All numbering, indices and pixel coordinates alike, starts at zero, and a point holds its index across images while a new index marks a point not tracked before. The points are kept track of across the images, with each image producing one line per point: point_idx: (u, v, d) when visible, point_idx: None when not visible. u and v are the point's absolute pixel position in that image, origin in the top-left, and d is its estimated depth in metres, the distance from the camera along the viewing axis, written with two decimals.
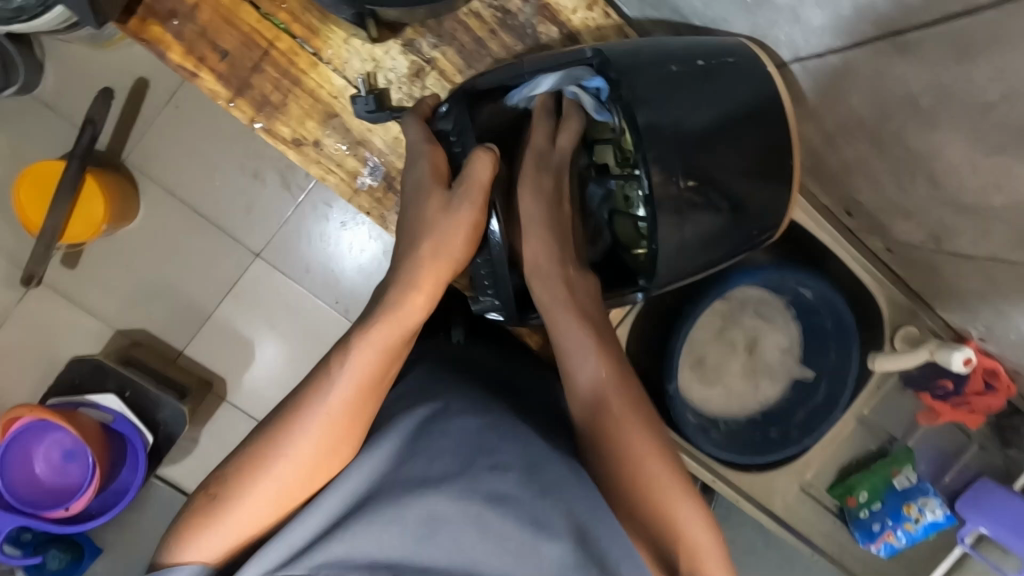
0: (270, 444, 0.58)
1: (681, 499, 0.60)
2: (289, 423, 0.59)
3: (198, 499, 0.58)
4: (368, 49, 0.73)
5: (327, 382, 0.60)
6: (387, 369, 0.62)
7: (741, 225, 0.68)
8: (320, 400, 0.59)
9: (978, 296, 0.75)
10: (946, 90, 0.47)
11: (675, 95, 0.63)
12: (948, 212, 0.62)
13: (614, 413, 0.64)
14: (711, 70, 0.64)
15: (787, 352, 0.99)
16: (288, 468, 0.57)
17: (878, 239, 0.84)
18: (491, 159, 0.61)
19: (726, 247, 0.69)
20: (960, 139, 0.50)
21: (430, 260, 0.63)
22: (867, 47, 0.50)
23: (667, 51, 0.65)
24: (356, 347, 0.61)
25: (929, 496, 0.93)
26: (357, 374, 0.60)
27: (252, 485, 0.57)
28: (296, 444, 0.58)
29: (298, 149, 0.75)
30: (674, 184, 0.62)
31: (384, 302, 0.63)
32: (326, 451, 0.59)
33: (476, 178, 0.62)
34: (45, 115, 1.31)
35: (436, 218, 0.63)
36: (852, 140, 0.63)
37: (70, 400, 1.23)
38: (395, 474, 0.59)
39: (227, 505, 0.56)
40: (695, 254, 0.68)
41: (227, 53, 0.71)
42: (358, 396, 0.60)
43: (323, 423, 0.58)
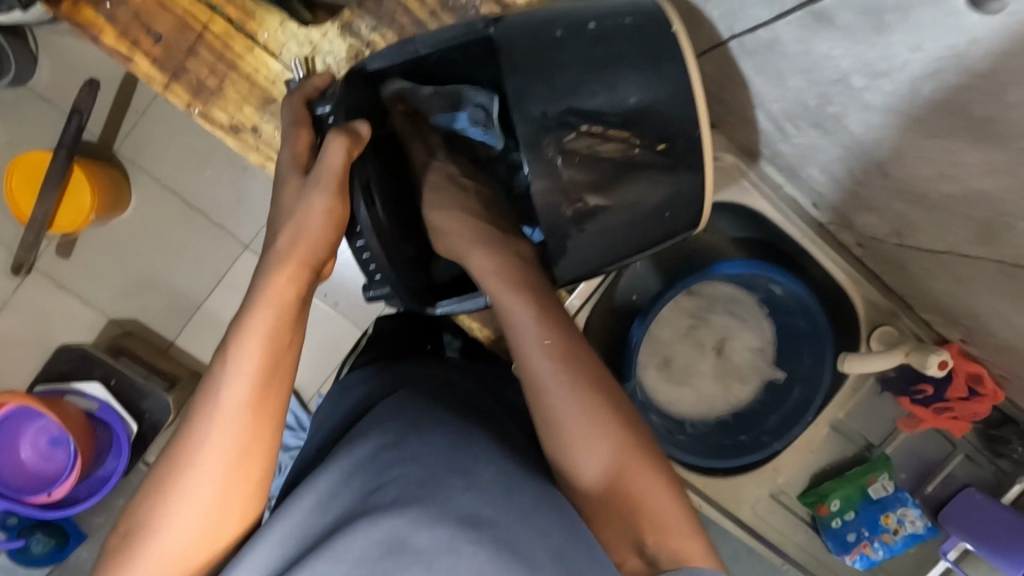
0: (172, 468, 0.50)
1: (652, 482, 0.55)
2: (186, 440, 0.50)
3: (112, 541, 0.50)
4: (304, 33, 0.71)
5: (214, 385, 0.51)
6: (286, 359, 0.54)
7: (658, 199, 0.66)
8: (211, 405, 0.51)
9: (949, 296, 0.70)
10: (876, 69, 0.43)
11: (568, 66, 0.61)
12: (904, 203, 0.57)
13: (587, 416, 0.57)
14: (603, 34, 0.60)
15: (758, 353, 0.95)
16: (200, 489, 0.49)
17: (848, 234, 0.79)
18: (344, 144, 0.57)
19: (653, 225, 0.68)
20: (901, 122, 0.46)
21: (289, 253, 0.56)
22: (791, 20, 0.45)
23: (552, 15, 0.62)
24: (236, 341, 0.52)
25: (907, 506, 0.89)
26: (250, 367, 0.52)
27: (166, 519, 0.48)
28: (199, 460, 0.49)
29: (237, 135, 0.74)
30: (574, 153, 0.63)
31: (254, 288, 0.54)
32: (235, 458, 0.50)
33: (330, 163, 0.57)
34: (36, 105, 1.32)
35: (291, 205, 0.58)
36: (800, 124, 0.59)
37: (58, 388, 1.25)
38: (351, 494, 0.54)
39: (140, 548, 0.48)
40: (613, 231, 0.67)
41: (161, 36, 0.70)
42: (254, 392, 0.51)
43: (221, 430, 0.50)
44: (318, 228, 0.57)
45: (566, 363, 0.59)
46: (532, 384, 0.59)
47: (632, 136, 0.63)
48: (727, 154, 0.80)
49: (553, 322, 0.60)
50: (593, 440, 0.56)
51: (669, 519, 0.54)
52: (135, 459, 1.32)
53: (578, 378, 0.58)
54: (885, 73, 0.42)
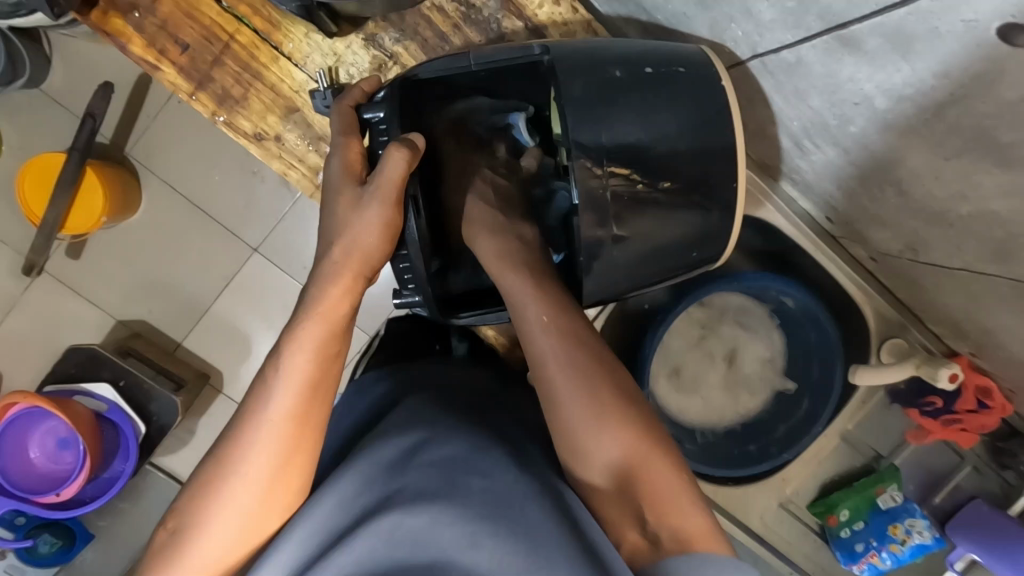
0: (220, 467, 0.52)
1: (667, 479, 0.55)
2: (236, 442, 0.53)
3: (159, 536, 0.52)
4: (329, 44, 0.72)
5: (266, 391, 0.54)
6: (331, 367, 0.57)
7: (681, 235, 0.67)
8: (260, 411, 0.53)
9: (959, 311, 0.71)
10: (899, 93, 0.44)
11: (620, 101, 0.62)
12: (919, 221, 0.58)
13: (579, 388, 0.58)
14: (658, 78, 0.63)
15: (768, 363, 0.96)
16: (250, 488, 0.51)
17: (860, 248, 0.80)
18: (404, 156, 0.58)
19: (668, 259, 0.68)
20: (919, 143, 0.47)
21: (341, 263, 0.59)
22: (816, 44, 0.46)
23: (609, 53, 0.63)
24: (288, 351, 0.55)
25: (915, 517, 0.88)
26: (297, 377, 0.54)
27: (214, 514, 0.51)
28: (248, 460, 0.52)
29: (260, 144, 0.75)
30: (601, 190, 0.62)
31: (309, 298, 0.58)
32: (281, 464, 0.53)
33: (390, 176, 0.58)
34: (50, 108, 1.33)
35: (347, 216, 0.60)
36: (818, 142, 0.61)
37: (66, 389, 1.26)
38: (375, 484, 0.54)
39: (188, 542, 0.50)
40: (624, 268, 0.67)
41: (188, 46, 0.71)
42: (300, 401, 0.54)
43: (268, 436, 0.52)
44: (374, 238, 0.59)
45: (579, 362, 0.59)
46: (538, 366, 0.60)
47: (633, 173, 0.62)
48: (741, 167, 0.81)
49: (555, 306, 0.62)
50: (606, 427, 0.56)
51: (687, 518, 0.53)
52: (142, 461, 1.33)
53: (584, 367, 0.59)
54: (909, 97, 0.43)
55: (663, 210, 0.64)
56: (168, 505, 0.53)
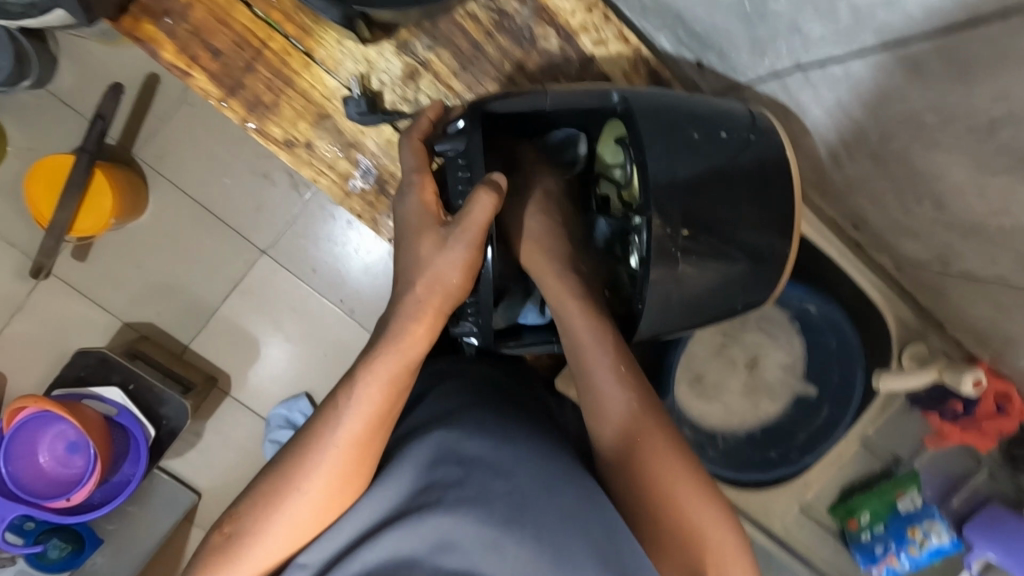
0: (283, 480, 0.53)
1: (695, 496, 0.57)
2: (301, 461, 0.53)
3: (215, 536, 0.53)
4: (361, 50, 0.71)
5: (335, 417, 0.54)
6: (398, 400, 0.57)
7: (723, 279, 0.67)
8: (327, 435, 0.54)
9: (985, 321, 0.72)
10: (950, 110, 0.45)
11: (691, 154, 0.63)
12: (954, 234, 0.59)
13: (618, 381, 0.63)
14: (729, 138, 0.64)
15: (789, 369, 0.96)
16: (308, 508, 0.52)
17: (885, 256, 0.80)
18: (491, 201, 0.56)
19: (709, 309, 0.69)
20: (963, 158, 0.48)
21: (424, 299, 0.59)
22: (868, 59, 0.47)
23: (685, 109, 0.64)
24: (361, 379, 0.56)
25: (934, 520, 0.90)
26: (368, 408, 0.55)
27: (271, 526, 0.52)
28: (312, 481, 0.52)
29: (291, 150, 0.75)
30: (668, 241, 0.62)
31: (394, 329, 0.58)
32: (339, 485, 0.53)
33: (475, 217, 0.57)
34: (60, 109, 1.32)
35: (431, 256, 0.59)
36: (855, 155, 0.61)
37: (74, 392, 1.23)
38: (407, 487, 0.55)
39: (244, 547, 0.52)
40: (670, 311, 0.67)
41: (220, 52, 0.71)
42: (368, 430, 0.55)
43: (332, 461, 0.53)
44: (456, 275, 0.59)
45: (625, 372, 0.63)
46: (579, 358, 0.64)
47: (677, 223, 0.62)
48: None
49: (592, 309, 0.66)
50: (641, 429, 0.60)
51: (710, 538, 0.56)
52: (152, 465, 1.32)
53: (629, 378, 0.63)
54: (961, 114, 0.44)
55: (710, 263, 0.65)
56: (226, 505, 0.54)
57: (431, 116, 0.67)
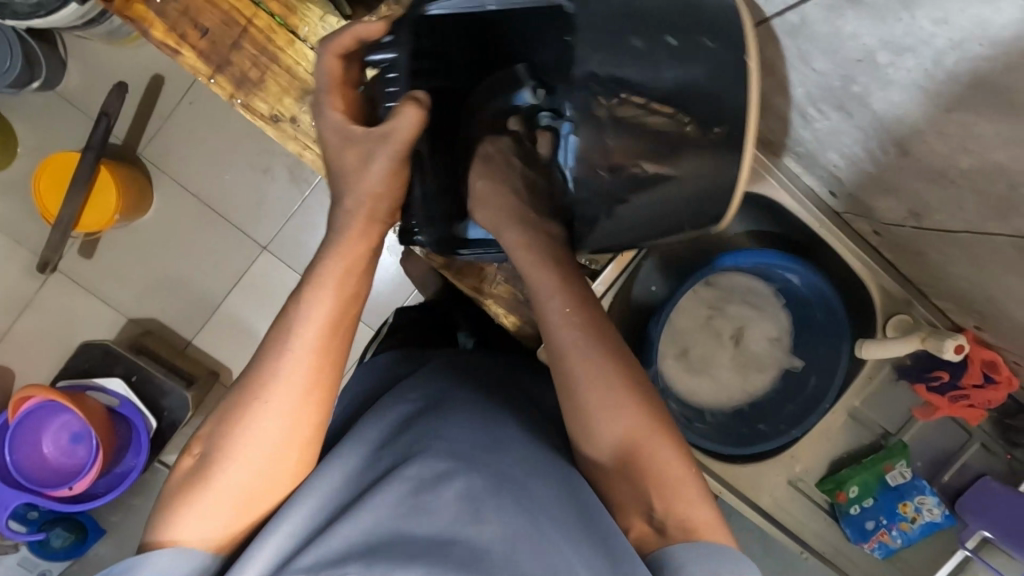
0: (244, 398, 0.54)
1: (676, 464, 0.55)
2: (259, 375, 0.54)
3: (183, 465, 0.53)
4: (343, 28, 0.74)
5: (288, 328, 0.55)
6: (348, 310, 0.58)
7: (689, 191, 0.63)
8: (284, 341, 0.55)
9: (964, 280, 0.72)
10: (899, 45, 0.46)
11: (631, 63, 0.59)
12: (922, 182, 0.60)
13: (582, 346, 0.59)
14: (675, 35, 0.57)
15: (776, 342, 0.97)
16: (274, 419, 0.53)
17: (864, 222, 0.82)
18: (415, 111, 0.56)
19: (669, 223, 0.66)
20: (919, 98, 0.49)
21: (357, 225, 0.59)
22: (820, 2, 0.49)
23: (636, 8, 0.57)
24: (311, 292, 0.56)
25: (925, 494, 0.91)
26: (320, 315, 0.56)
27: (237, 447, 0.52)
28: (274, 393, 0.53)
29: (276, 125, 0.77)
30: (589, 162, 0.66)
31: (331, 244, 0.59)
32: (299, 398, 0.54)
33: (400, 130, 0.57)
34: (67, 110, 1.36)
35: (356, 169, 0.59)
36: (823, 107, 0.63)
37: (79, 383, 1.27)
38: (380, 468, 0.54)
39: (212, 473, 0.51)
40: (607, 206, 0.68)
41: (208, 30, 0.73)
42: (323, 337, 0.55)
43: (290, 369, 0.54)
44: (380, 181, 0.59)
45: (593, 348, 0.59)
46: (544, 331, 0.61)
47: (679, 113, 0.60)
48: None
49: (567, 283, 0.63)
50: (614, 408, 0.57)
51: (698, 506, 0.54)
52: (154, 455, 1.34)
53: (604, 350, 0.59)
54: (910, 48, 0.45)
55: (656, 180, 0.63)
56: (194, 431, 0.55)
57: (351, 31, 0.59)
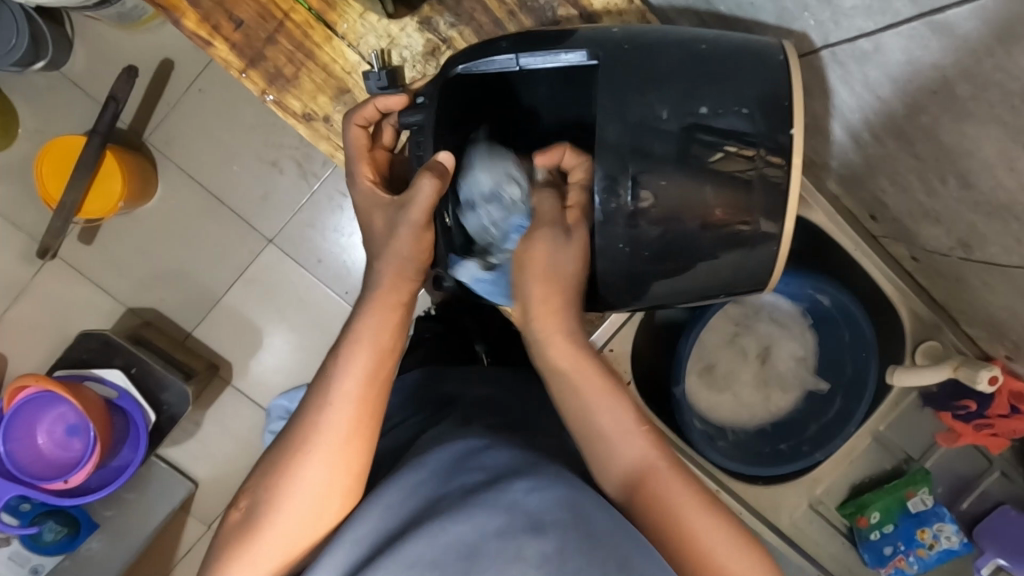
0: (288, 449, 0.53)
1: (701, 513, 0.54)
2: (303, 429, 0.53)
3: (229, 518, 0.53)
4: (383, 25, 0.72)
5: (329, 380, 0.55)
6: (387, 361, 0.57)
7: (727, 267, 0.59)
8: (325, 394, 0.54)
9: (1004, 311, 0.71)
10: (983, 78, 0.45)
11: (673, 115, 0.55)
12: (980, 215, 0.58)
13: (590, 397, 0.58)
14: (714, 115, 0.55)
15: (802, 362, 0.97)
16: (315, 474, 0.52)
17: (902, 247, 0.81)
18: (434, 185, 0.56)
19: (706, 294, 0.62)
20: (996, 131, 0.48)
21: (388, 269, 0.59)
22: (900, 31, 0.48)
23: (669, 83, 0.55)
24: (349, 344, 0.56)
25: (944, 521, 0.90)
26: (361, 366, 0.55)
27: (282, 500, 0.51)
28: (315, 448, 0.52)
29: (309, 123, 0.75)
30: (616, 220, 0.57)
31: (367, 296, 0.59)
32: (340, 448, 0.53)
33: (419, 202, 0.57)
34: (72, 92, 1.31)
35: (376, 231, 0.61)
36: (880, 135, 0.62)
37: (77, 373, 1.23)
38: (417, 504, 0.51)
39: (258, 524, 0.51)
40: (634, 274, 0.60)
41: (242, 22, 0.71)
42: (363, 387, 0.55)
43: (330, 420, 0.53)
44: (408, 247, 0.59)
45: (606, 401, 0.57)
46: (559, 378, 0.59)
47: (755, 152, 0.55)
48: None
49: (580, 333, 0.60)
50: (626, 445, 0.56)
51: (729, 561, 0.52)
52: (152, 449, 1.30)
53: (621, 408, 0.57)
54: (998, 82, 0.44)
55: (740, 241, 0.57)
56: (241, 482, 0.55)
57: (376, 103, 0.65)
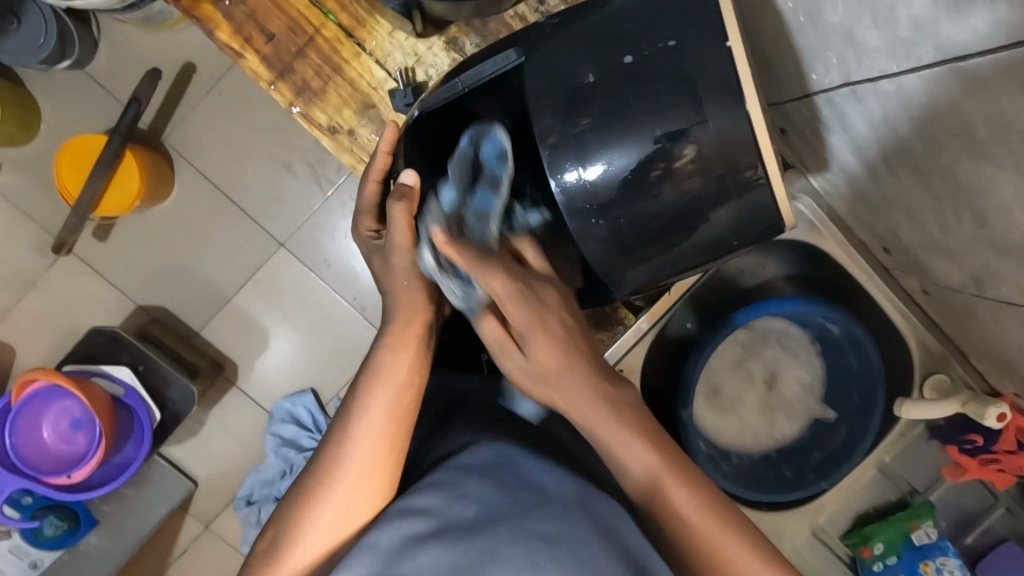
0: (312, 482, 0.53)
1: (729, 533, 0.52)
2: (327, 462, 0.54)
3: (256, 544, 0.54)
4: (411, 44, 0.73)
5: (354, 414, 0.55)
6: (409, 392, 0.57)
7: (720, 224, 0.56)
8: (350, 428, 0.55)
9: (1015, 348, 0.71)
10: (1004, 124, 0.45)
11: (657, 70, 0.52)
12: (995, 255, 0.59)
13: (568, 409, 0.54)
14: (642, 66, 0.52)
15: (809, 389, 0.97)
16: (337, 509, 0.52)
17: (913, 279, 0.82)
18: (404, 210, 0.58)
19: (703, 258, 0.59)
20: (1012, 175, 0.49)
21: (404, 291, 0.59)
22: (925, 74, 0.49)
23: (592, 42, 0.54)
24: (374, 379, 0.56)
25: (948, 555, 0.87)
26: (386, 400, 0.55)
27: (302, 532, 0.52)
28: (337, 482, 0.53)
29: (333, 136, 0.75)
30: (589, 204, 0.55)
31: (387, 326, 0.59)
32: (366, 484, 0.53)
33: (395, 231, 0.59)
34: (95, 91, 1.34)
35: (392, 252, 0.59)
36: (896, 171, 0.64)
37: (85, 368, 1.23)
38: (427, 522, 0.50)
39: (281, 555, 0.51)
40: (625, 253, 0.57)
41: (273, 36, 0.72)
42: (388, 422, 0.55)
43: (356, 456, 0.54)
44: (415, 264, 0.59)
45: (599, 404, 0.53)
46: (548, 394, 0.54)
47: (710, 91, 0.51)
48: (802, 194, 0.84)
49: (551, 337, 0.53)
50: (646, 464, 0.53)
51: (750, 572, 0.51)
52: (154, 448, 1.30)
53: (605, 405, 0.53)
54: (1016, 130, 0.44)
55: (749, 184, 0.53)
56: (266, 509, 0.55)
57: (383, 150, 0.66)
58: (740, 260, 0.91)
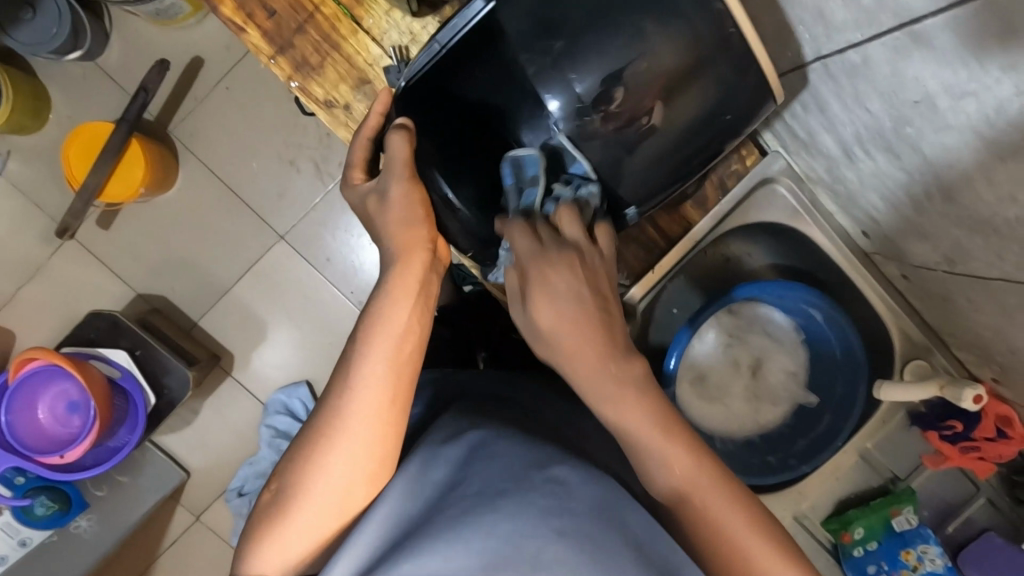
0: (315, 437, 0.54)
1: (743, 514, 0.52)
2: (328, 415, 0.54)
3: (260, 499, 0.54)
4: (407, 23, 0.76)
5: (354, 366, 0.56)
6: (408, 343, 0.57)
7: (697, 105, 0.62)
8: (350, 381, 0.55)
9: (991, 330, 0.73)
10: (963, 90, 0.48)
11: None
12: (963, 230, 0.61)
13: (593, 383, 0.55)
14: None
15: (793, 375, 0.99)
16: (341, 460, 0.53)
17: (893, 265, 0.84)
18: (405, 135, 0.62)
19: (698, 140, 0.65)
20: (973, 143, 0.51)
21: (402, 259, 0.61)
22: (886, 42, 0.51)
23: None
24: (372, 332, 0.57)
25: (929, 544, 0.89)
26: (386, 352, 0.56)
27: (309, 485, 0.52)
28: (340, 435, 0.53)
29: (330, 110, 0.79)
30: (584, 117, 0.61)
31: (385, 279, 0.60)
32: (368, 437, 0.54)
33: (396, 158, 0.62)
34: (104, 82, 1.37)
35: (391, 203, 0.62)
36: (869, 148, 0.66)
37: (82, 350, 1.24)
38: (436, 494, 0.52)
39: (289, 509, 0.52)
40: (620, 143, 0.63)
41: (275, 12, 0.75)
42: (387, 373, 0.56)
43: (356, 407, 0.54)
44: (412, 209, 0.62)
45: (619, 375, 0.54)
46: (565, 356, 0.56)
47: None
48: (783, 177, 0.86)
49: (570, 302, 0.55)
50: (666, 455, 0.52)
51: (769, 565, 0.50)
52: (148, 432, 1.31)
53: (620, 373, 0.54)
54: (972, 92, 0.47)
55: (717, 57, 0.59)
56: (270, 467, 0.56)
57: (377, 112, 0.67)
58: (728, 246, 0.93)
